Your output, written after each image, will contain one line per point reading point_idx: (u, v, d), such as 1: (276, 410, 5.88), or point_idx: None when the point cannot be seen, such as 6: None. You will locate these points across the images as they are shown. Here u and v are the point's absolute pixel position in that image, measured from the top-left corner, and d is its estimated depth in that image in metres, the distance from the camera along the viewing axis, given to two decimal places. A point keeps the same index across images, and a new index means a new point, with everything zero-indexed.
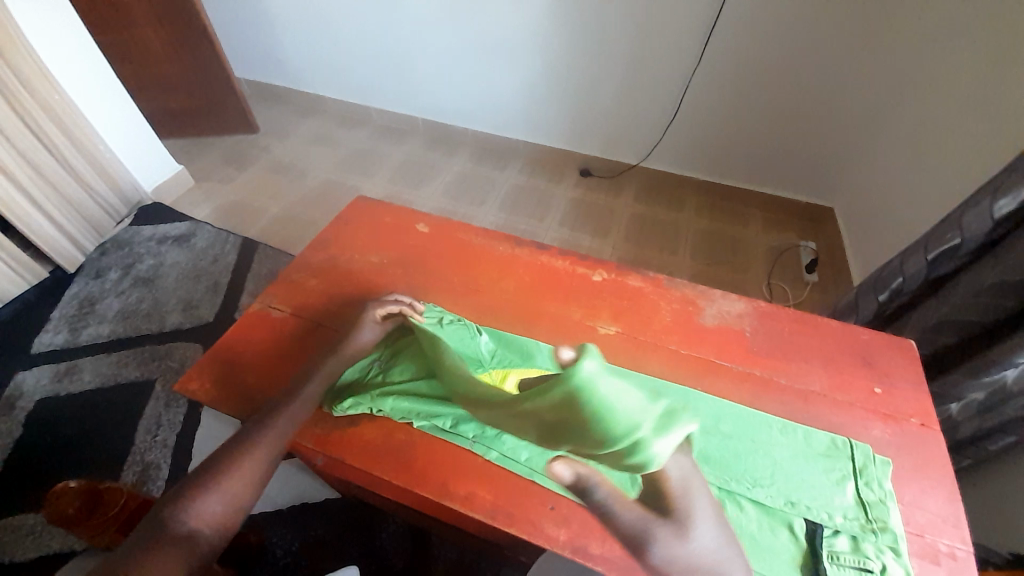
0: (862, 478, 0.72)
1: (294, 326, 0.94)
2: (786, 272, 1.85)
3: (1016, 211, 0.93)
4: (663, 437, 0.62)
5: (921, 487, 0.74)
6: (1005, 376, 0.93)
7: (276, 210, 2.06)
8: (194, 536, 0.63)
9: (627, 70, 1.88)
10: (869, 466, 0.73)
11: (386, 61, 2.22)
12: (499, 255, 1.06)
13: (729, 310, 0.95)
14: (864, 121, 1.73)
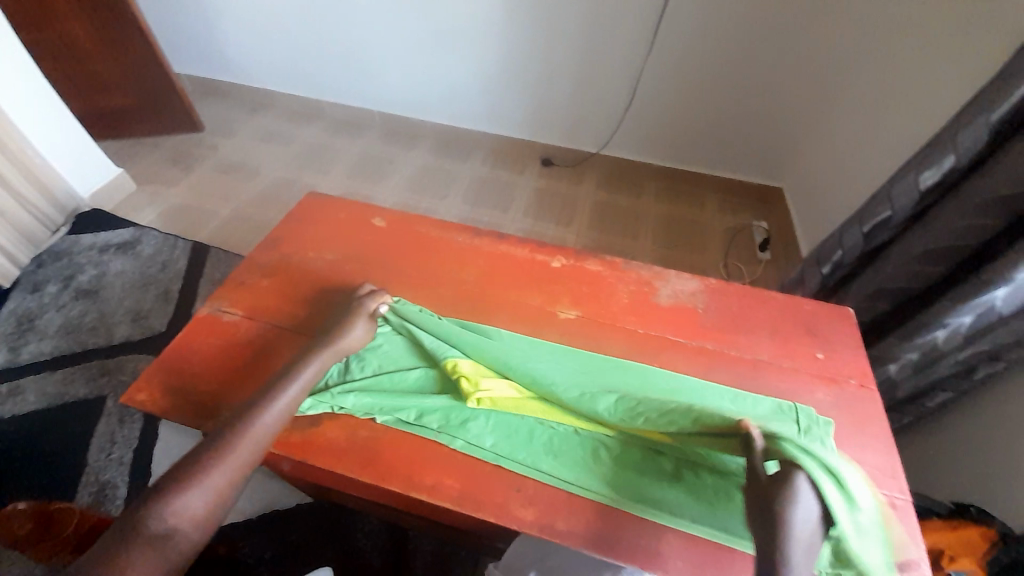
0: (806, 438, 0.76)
1: (248, 329, 0.91)
2: (741, 251, 1.92)
3: (939, 182, 1.01)
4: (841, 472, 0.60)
5: (861, 442, 0.79)
6: (936, 337, 1.00)
7: (227, 212, 1.97)
8: (172, 534, 0.60)
9: (583, 59, 1.90)
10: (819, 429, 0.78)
11: (337, 51, 2.14)
12: (459, 245, 1.05)
13: (683, 289, 0.99)
14: (807, 103, 1.81)
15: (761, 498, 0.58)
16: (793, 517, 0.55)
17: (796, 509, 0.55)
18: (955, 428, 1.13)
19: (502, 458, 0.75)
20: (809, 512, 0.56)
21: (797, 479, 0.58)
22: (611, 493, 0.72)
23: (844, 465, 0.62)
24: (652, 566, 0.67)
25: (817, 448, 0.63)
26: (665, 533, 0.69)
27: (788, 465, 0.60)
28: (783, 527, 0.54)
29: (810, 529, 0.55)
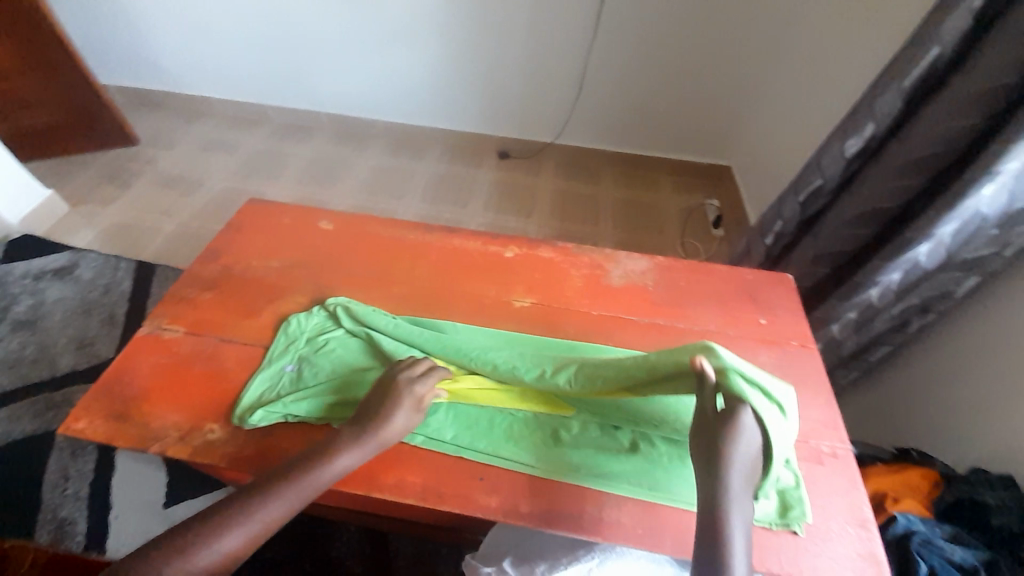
0: None
1: (194, 345, 0.87)
2: (697, 229, 1.98)
3: (863, 148, 1.06)
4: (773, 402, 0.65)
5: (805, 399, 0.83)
6: (870, 295, 1.06)
7: (173, 228, 1.88)
8: None
9: (531, 49, 1.91)
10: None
11: (277, 52, 2.07)
12: (410, 243, 1.04)
13: (634, 269, 1.01)
14: (746, 82, 1.88)
15: (707, 430, 0.62)
16: (737, 450, 0.60)
17: (740, 443, 0.60)
18: (895, 378, 1.21)
19: (464, 449, 0.75)
20: (749, 443, 0.61)
21: (742, 414, 0.61)
22: (572, 471, 0.73)
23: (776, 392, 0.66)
24: (618, 537, 0.69)
25: (757, 379, 0.65)
26: (627, 504, 0.71)
27: (733, 398, 0.62)
28: (729, 459, 0.60)
29: (750, 460, 0.61)
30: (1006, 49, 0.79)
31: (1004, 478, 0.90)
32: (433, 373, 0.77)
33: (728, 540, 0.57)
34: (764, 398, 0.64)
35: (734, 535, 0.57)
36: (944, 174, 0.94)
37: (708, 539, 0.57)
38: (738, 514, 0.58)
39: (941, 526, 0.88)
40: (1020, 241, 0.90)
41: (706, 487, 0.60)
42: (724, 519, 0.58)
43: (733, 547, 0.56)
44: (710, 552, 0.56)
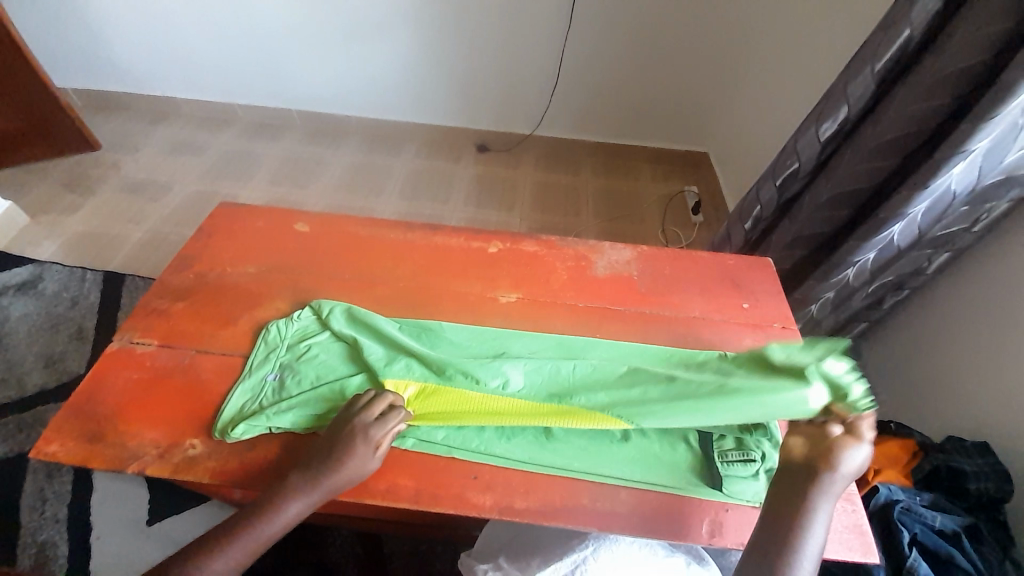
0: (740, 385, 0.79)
1: (168, 358, 0.84)
2: (677, 215, 1.98)
3: (838, 130, 1.07)
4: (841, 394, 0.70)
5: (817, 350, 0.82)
6: (847, 275, 1.08)
7: (141, 235, 1.81)
8: None
9: (506, 38, 1.89)
10: (804, 398, 0.70)
11: (246, 47, 2.00)
12: (390, 241, 1.02)
13: (618, 259, 1.01)
14: (722, 66, 1.89)
15: (820, 443, 0.66)
16: (841, 468, 0.65)
17: (846, 464, 0.65)
18: (875, 353, 1.25)
19: (455, 450, 0.74)
20: (851, 467, 0.65)
21: (858, 440, 0.66)
22: (566, 465, 0.73)
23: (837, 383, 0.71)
24: (613, 526, 0.69)
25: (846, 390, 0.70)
26: (620, 493, 0.72)
27: (859, 427, 0.67)
28: (828, 476, 0.64)
29: (844, 481, 0.65)
30: (975, 28, 0.81)
31: (978, 444, 0.94)
32: (393, 416, 0.72)
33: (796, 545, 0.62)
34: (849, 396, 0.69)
35: (803, 544, 0.62)
36: (915, 156, 0.96)
37: (776, 547, 0.62)
38: (818, 520, 0.63)
39: (922, 495, 0.91)
40: (987, 216, 0.94)
41: (795, 495, 0.65)
42: (803, 520, 0.63)
43: (799, 550, 0.61)
44: (768, 550, 0.62)
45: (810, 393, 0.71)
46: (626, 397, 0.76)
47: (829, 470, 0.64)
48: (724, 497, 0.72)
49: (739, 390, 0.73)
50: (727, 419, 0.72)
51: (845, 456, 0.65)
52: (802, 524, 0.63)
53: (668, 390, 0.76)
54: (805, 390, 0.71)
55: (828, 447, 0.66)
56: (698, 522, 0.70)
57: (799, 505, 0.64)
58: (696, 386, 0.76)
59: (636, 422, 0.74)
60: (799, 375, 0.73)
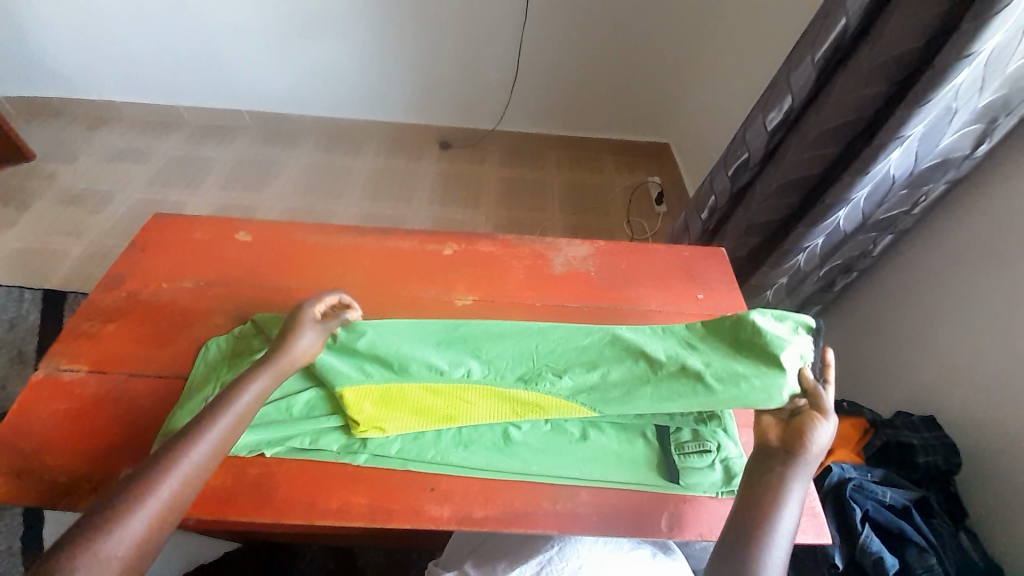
0: (696, 342, 0.77)
1: (100, 384, 0.79)
2: (641, 207, 1.99)
3: (783, 120, 1.09)
4: (790, 347, 0.71)
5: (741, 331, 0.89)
6: (798, 261, 1.10)
7: (83, 248, 1.70)
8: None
9: (463, 33, 1.86)
10: (776, 388, 0.68)
11: (190, 45, 1.91)
12: (340, 248, 0.98)
13: (576, 256, 1.00)
14: (677, 56, 1.92)
15: (793, 422, 0.65)
16: (813, 444, 0.62)
17: (818, 440, 0.63)
18: (829, 335, 1.29)
19: (410, 462, 0.72)
20: (823, 444, 0.63)
21: (827, 415, 0.64)
22: (524, 469, 0.72)
23: (779, 335, 0.73)
24: (573, 527, 0.69)
25: (782, 344, 0.71)
26: (580, 493, 0.72)
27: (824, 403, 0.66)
28: (801, 455, 0.62)
29: (818, 460, 0.63)
30: (907, 16, 0.83)
31: (925, 418, 0.98)
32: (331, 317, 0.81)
33: (770, 520, 0.58)
34: (801, 354, 0.72)
35: (777, 521, 0.58)
36: (855, 142, 0.99)
37: (748, 527, 0.58)
38: (793, 498, 0.60)
39: (874, 471, 0.93)
40: (925, 199, 0.98)
41: (767, 475, 0.62)
42: (777, 498, 0.60)
43: (774, 528, 0.58)
44: (738, 536, 0.58)
45: (781, 382, 0.68)
46: (588, 381, 0.76)
47: (802, 446, 0.62)
48: (682, 490, 0.72)
49: (703, 370, 0.72)
50: (686, 406, 0.72)
51: (816, 434, 0.63)
52: (770, 501, 0.60)
53: (631, 372, 0.76)
54: (777, 378, 0.69)
55: (797, 424, 0.64)
56: (658, 517, 0.71)
57: (767, 484, 0.61)
58: (659, 363, 0.75)
59: (599, 409, 0.75)
60: (776, 357, 0.70)
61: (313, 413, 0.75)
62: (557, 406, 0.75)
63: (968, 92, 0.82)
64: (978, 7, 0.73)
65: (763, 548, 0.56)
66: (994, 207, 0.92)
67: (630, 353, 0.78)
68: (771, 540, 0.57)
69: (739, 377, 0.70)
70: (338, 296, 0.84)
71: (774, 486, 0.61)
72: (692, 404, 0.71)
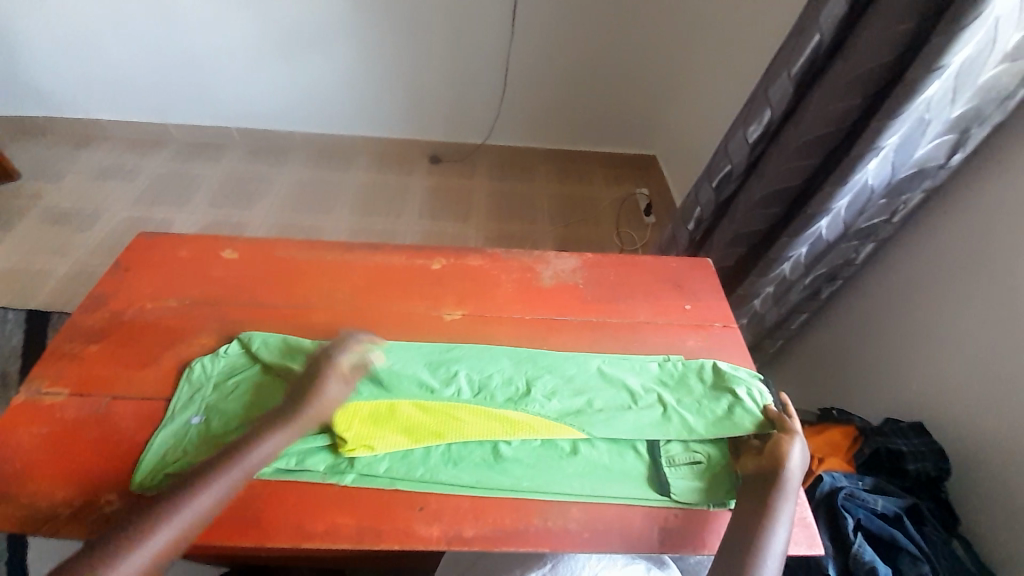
0: (667, 377, 0.84)
1: (83, 407, 0.77)
2: (630, 218, 2.01)
3: (763, 133, 1.11)
4: (746, 384, 0.81)
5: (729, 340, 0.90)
6: (783, 270, 1.11)
7: (68, 267, 1.68)
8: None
9: (451, 48, 1.89)
10: (739, 417, 0.77)
11: (180, 63, 1.92)
12: (328, 264, 0.98)
13: (564, 268, 1.01)
14: (661, 70, 1.96)
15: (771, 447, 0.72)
16: (790, 464, 0.70)
17: (793, 461, 0.71)
18: (816, 342, 1.30)
19: (398, 481, 0.71)
20: (799, 464, 0.71)
21: (798, 440, 0.72)
22: (515, 486, 0.72)
23: (735, 374, 0.83)
24: (565, 544, 0.68)
25: (737, 382, 0.82)
26: (571, 509, 0.71)
27: (793, 427, 0.74)
28: (784, 477, 0.69)
29: (797, 480, 0.70)
30: (878, 31, 0.86)
31: (914, 424, 0.99)
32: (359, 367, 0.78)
33: (761, 540, 0.64)
34: (762, 390, 0.82)
35: (769, 542, 0.64)
36: (834, 153, 1.01)
37: (742, 550, 0.64)
38: (782, 518, 0.66)
39: (864, 479, 0.93)
40: (904, 208, 1.00)
41: (755, 496, 0.69)
42: (768, 520, 0.66)
43: (765, 547, 0.64)
44: (734, 558, 0.63)
45: (744, 412, 0.77)
46: (573, 405, 0.78)
47: (782, 468, 0.70)
48: (673, 502, 0.72)
49: (675, 404, 0.79)
50: (665, 435, 0.76)
51: (789, 455, 0.71)
52: (757, 519, 0.66)
53: (614, 399, 0.80)
54: (739, 410, 0.78)
55: (775, 449, 0.71)
56: (649, 530, 0.70)
57: (762, 508, 0.67)
58: (639, 395, 0.80)
59: (588, 431, 0.76)
60: (732, 392, 0.80)
61: None
62: (547, 426, 0.76)
63: (940, 104, 0.84)
64: (947, 21, 0.76)
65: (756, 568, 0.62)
66: (970, 215, 0.95)
67: (612, 382, 0.82)
68: (764, 561, 0.63)
69: (706, 411, 0.78)
70: (365, 341, 0.81)
71: (766, 509, 0.66)
72: (670, 433, 0.76)
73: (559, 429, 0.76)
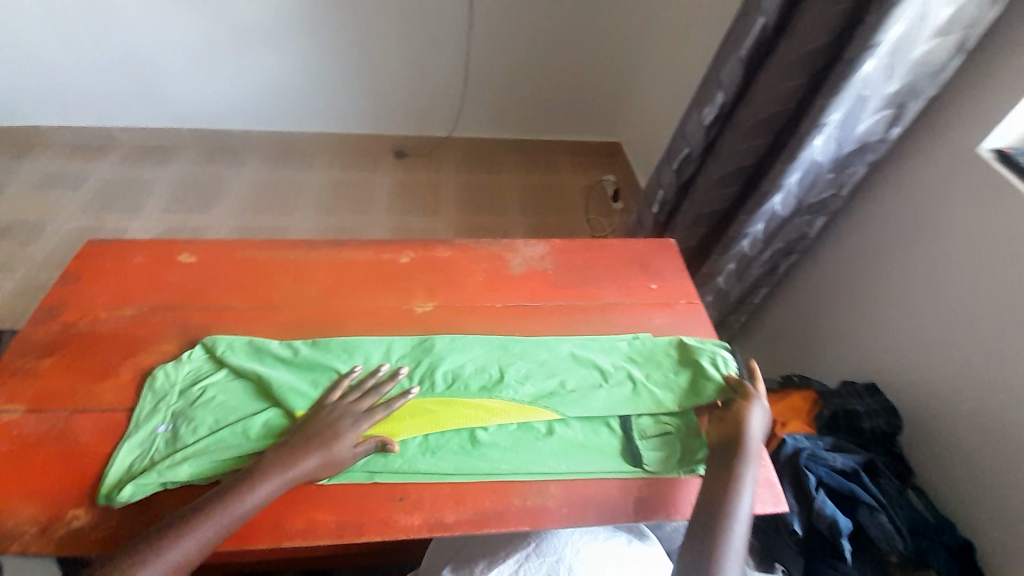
0: (635, 353, 0.86)
1: (39, 424, 0.74)
2: (598, 205, 2.04)
3: (718, 114, 1.15)
4: (708, 353, 0.85)
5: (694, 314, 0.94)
6: (743, 246, 1.15)
7: (13, 282, 1.58)
8: None
9: (409, 39, 1.86)
10: (701, 385, 0.81)
11: (123, 62, 1.83)
12: (292, 263, 0.96)
13: (533, 255, 1.02)
14: (620, 57, 1.99)
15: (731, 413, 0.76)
16: (750, 428, 0.74)
17: (753, 425, 0.75)
18: (777, 315, 1.36)
19: (377, 474, 0.71)
20: (758, 428, 0.75)
21: (757, 405, 0.77)
22: (493, 470, 0.73)
23: (698, 345, 0.86)
24: (547, 522, 0.70)
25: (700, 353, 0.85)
26: (550, 487, 0.73)
27: (752, 393, 0.78)
28: (745, 442, 0.73)
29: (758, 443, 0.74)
30: (819, 12, 0.90)
31: (867, 385, 1.05)
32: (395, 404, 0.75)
33: (729, 502, 0.68)
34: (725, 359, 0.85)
35: (736, 504, 0.68)
36: (784, 132, 1.06)
37: (711, 511, 0.67)
38: (747, 480, 0.70)
39: (825, 439, 0.98)
40: (850, 181, 1.06)
41: (721, 461, 0.72)
42: (734, 483, 0.69)
43: (732, 508, 0.67)
44: (705, 521, 0.67)
45: (706, 381, 0.81)
46: (547, 387, 0.80)
47: (743, 432, 0.74)
48: (647, 473, 0.75)
49: (644, 378, 0.82)
50: (635, 408, 0.79)
51: (750, 420, 0.75)
52: (722, 482, 0.70)
53: (586, 378, 0.82)
54: (701, 378, 0.81)
55: (736, 416, 0.75)
56: (625, 501, 0.72)
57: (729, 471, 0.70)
58: (609, 373, 0.83)
59: (561, 412, 0.78)
60: (695, 361, 0.84)
61: (269, 432, 0.73)
62: (521, 410, 0.77)
63: (877, 81, 0.89)
64: (880, 1, 0.80)
65: (725, 529, 0.66)
66: (909, 185, 1.01)
67: (584, 363, 0.84)
68: (733, 521, 0.66)
69: (671, 382, 0.82)
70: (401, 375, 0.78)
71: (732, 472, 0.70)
72: (641, 405, 0.79)
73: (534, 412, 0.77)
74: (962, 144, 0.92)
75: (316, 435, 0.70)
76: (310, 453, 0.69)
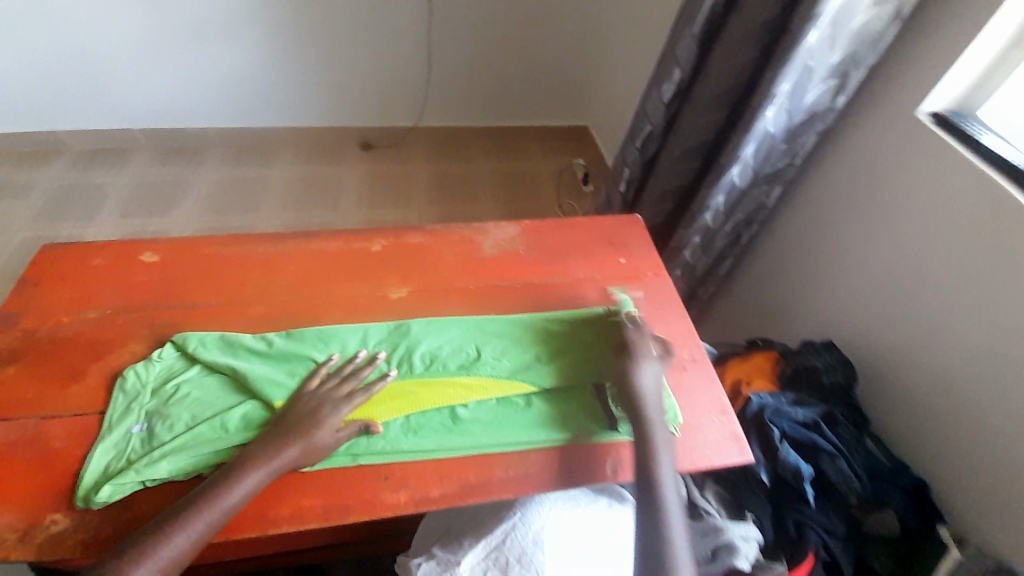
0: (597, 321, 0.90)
1: (9, 432, 0.72)
2: (569, 187, 2.06)
3: (676, 91, 1.18)
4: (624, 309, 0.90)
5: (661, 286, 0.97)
6: (705, 219, 1.20)
7: None
8: None
9: (370, 27, 1.82)
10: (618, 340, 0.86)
11: (66, 61, 1.73)
12: (261, 257, 0.95)
13: (504, 237, 1.03)
14: (583, 39, 2.00)
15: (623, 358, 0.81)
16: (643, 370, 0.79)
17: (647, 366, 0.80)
18: (742, 283, 1.42)
19: (360, 457, 0.72)
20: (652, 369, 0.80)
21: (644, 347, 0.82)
22: (475, 444, 0.75)
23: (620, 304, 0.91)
24: (531, 489, 0.73)
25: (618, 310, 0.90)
26: (532, 456, 0.76)
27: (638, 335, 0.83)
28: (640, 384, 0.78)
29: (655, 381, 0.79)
30: None
31: (824, 342, 1.12)
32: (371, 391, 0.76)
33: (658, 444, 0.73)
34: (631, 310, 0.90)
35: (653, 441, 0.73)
36: (739, 105, 1.10)
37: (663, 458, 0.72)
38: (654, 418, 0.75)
39: (788, 395, 1.04)
40: (801, 150, 1.11)
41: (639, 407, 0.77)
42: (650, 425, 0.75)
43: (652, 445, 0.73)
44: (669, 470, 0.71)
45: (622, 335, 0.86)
46: (523, 362, 0.82)
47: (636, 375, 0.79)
48: (624, 436, 0.78)
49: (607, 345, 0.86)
50: (603, 374, 0.82)
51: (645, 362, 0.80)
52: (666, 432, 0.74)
53: (560, 350, 0.85)
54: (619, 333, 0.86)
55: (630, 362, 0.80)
56: (603, 463, 0.76)
57: None
58: (581, 343, 0.86)
59: (538, 385, 0.81)
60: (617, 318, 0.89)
61: (248, 425, 0.73)
62: (499, 385, 0.80)
63: (821, 51, 0.93)
64: None
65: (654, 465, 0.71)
66: (857, 151, 1.06)
67: (558, 336, 0.87)
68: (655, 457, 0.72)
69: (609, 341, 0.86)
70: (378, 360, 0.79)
71: None
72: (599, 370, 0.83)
73: (512, 387, 0.80)
74: (902, 109, 0.97)
75: (294, 425, 0.71)
76: (290, 443, 0.69)
